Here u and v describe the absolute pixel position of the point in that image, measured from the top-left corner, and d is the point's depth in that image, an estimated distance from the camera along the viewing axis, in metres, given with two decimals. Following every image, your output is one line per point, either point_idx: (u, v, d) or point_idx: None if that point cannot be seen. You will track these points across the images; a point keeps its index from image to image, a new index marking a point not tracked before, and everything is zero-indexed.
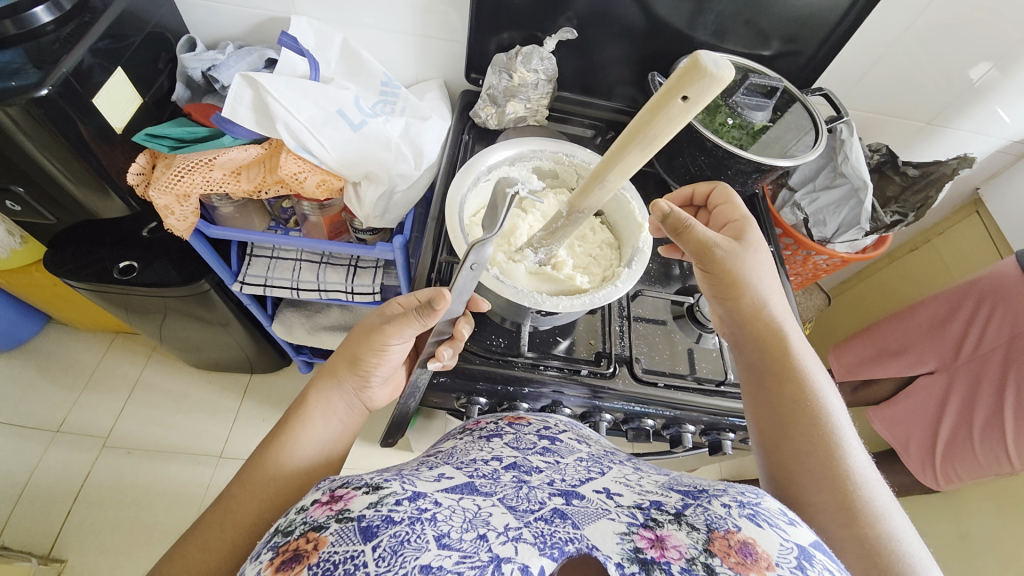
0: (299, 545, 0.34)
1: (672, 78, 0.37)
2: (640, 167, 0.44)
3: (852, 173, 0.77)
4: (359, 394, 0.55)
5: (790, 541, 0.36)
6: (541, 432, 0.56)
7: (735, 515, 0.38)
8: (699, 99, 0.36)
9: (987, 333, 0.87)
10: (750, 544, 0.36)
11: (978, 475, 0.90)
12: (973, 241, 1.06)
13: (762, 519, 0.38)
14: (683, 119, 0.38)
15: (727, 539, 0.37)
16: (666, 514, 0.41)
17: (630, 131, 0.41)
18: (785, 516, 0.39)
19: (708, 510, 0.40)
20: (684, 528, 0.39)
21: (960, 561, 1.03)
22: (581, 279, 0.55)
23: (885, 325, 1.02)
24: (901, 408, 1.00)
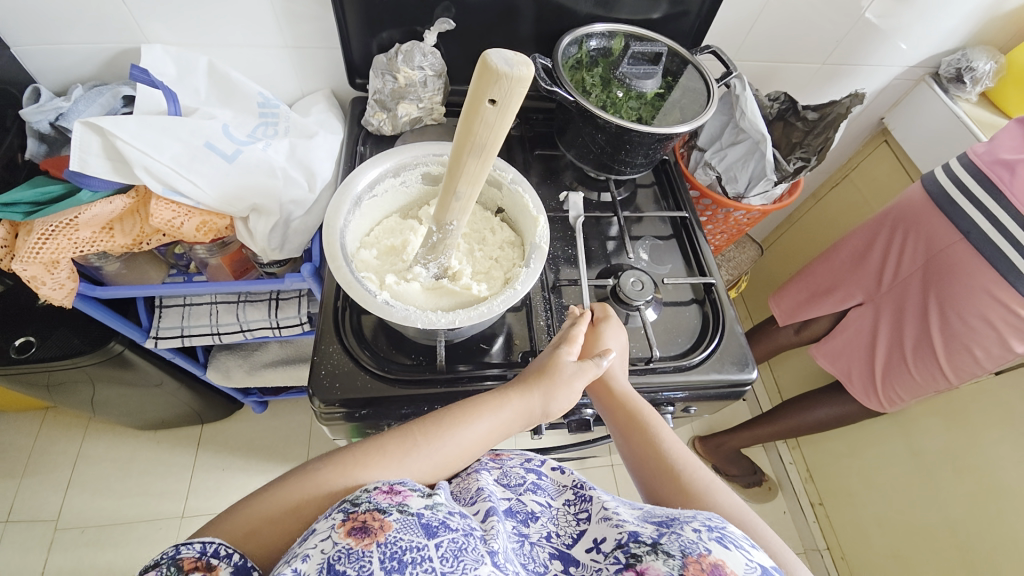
0: (367, 520, 0.39)
1: (472, 88, 0.34)
2: (487, 173, 0.42)
3: (750, 127, 0.78)
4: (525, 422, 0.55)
5: (753, 561, 0.40)
6: (525, 464, 0.57)
7: (705, 538, 0.42)
8: (509, 104, 0.34)
9: (903, 259, 0.89)
10: (720, 566, 0.39)
11: (916, 393, 0.95)
12: (885, 170, 1.09)
13: (728, 541, 0.41)
14: (502, 124, 0.36)
15: (700, 562, 0.40)
16: (644, 545, 0.43)
17: (458, 141, 0.38)
18: (748, 540, 0.43)
19: (681, 536, 0.42)
20: (662, 557, 0.41)
21: (917, 478, 1.10)
22: (478, 287, 0.53)
23: (814, 267, 1.04)
24: (839, 342, 1.04)
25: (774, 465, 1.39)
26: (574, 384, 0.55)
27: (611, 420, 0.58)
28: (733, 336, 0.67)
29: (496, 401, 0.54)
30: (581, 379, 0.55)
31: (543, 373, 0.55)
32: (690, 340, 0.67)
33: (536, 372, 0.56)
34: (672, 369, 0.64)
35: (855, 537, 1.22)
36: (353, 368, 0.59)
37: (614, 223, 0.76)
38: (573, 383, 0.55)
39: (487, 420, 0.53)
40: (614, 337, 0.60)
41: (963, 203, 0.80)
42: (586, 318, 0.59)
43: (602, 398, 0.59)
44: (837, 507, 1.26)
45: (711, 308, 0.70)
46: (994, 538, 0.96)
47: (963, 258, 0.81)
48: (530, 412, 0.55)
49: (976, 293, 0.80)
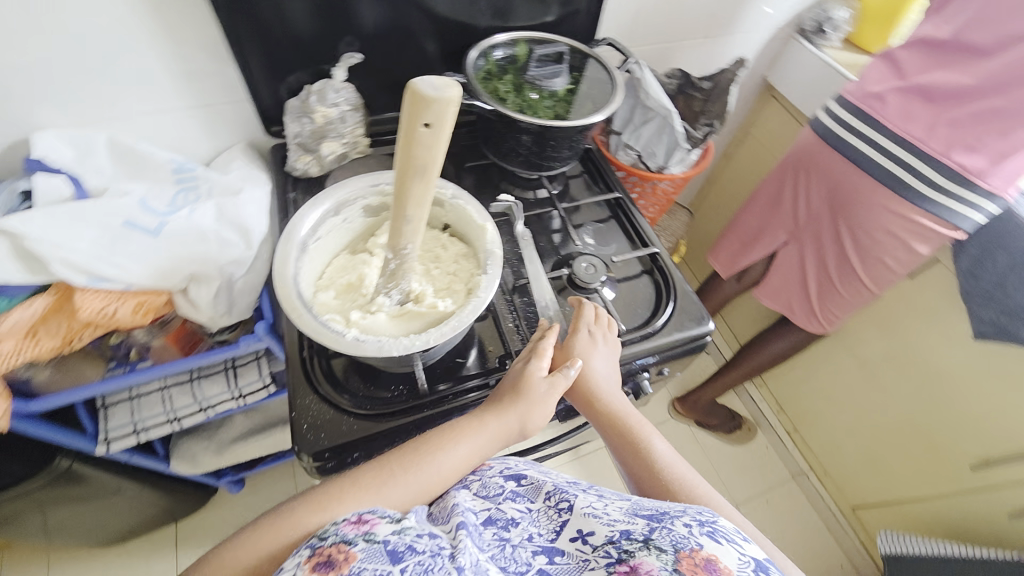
0: (332, 554, 0.39)
1: (406, 113, 0.36)
2: (433, 194, 0.43)
3: (656, 105, 0.84)
4: (502, 441, 0.56)
5: (745, 555, 0.44)
6: (505, 471, 0.57)
7: (696, 533, 0.45)
8: (444, 124, 0.36)
9: (811, 196, 0.99)
10: (713, 560, 0.43)
11: (849, 309, 1.06)
12: (778, 120, 1.20)
13: (719, 536, 0.45)
14: (439, 145, 0.37)
15: (693, 558, 0.43)
16: (636, 542, 0.46)
17: (401, 166, 0.39)
18: (737, 533, 0.47)
19: (673, 531, 0.46)
20: (654, 552, 0.44)
21: (866, 385, 1.21)
22: (444, 304, 0.53)
23: (740, 218, 1.14)
24: (776, 281, 1.13)
25: (749, 406, 1.50)
26: (548, 401, 0.57)
27: (604, 432, 0.61)
28: (685, 296, 0.72)
29: (474, 424, 0.55)
30: (553, 395, 0.57)
31: (517, 387, 0.57)
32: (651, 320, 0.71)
33: (511, 392, 0.57)
34: (639, 338, 0.68)
35: (830, 452, 1.34)
36: (336, 415, 0.58)
37: (555, 216, 0.80)
38: (545, 398, 0.57)
39: (467, 443, 0.54)
40: (584, 344, 0.61)
41: (848, 136, 0.90)
42: (554, 330, 0.61)
43: (587, 410, 0.62)
44: (805, 426, 1.39)
45: (661, 275, 0.75)
46: (934, 425, 1.10)
47: (857, 185, 0.91)
48: (508, 432, 0.55)
49: (878, 210, 0.90)
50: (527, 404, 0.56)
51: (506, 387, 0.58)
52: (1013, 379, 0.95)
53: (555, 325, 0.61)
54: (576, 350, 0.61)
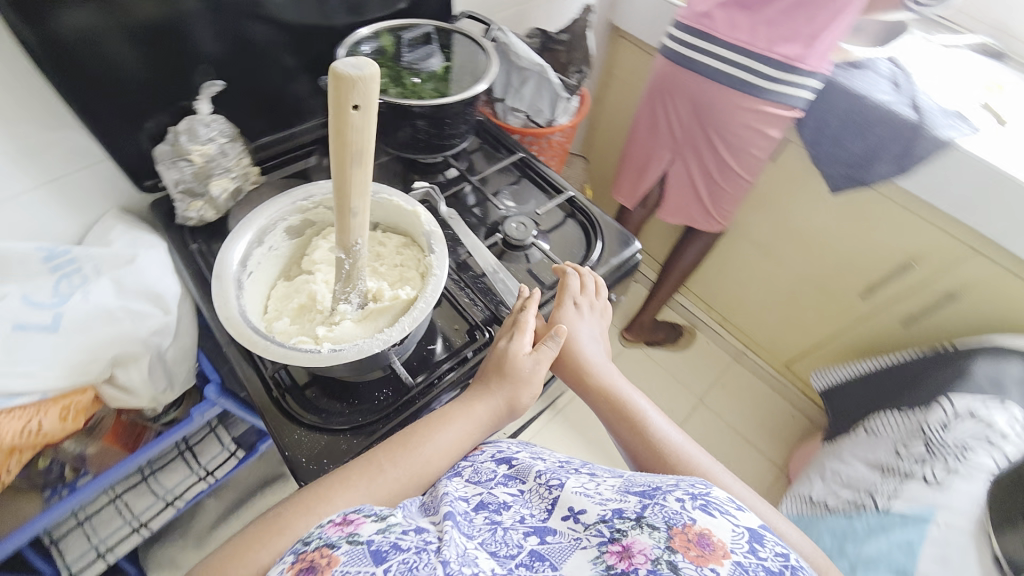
0: (314, 559, 0.39)
1: (331, 99, 0.36)
2: (372, 179, 0.44)
3: (529, 64, 0.89)
4: (494, 417, 0.59)
5: (740, 525, 0.42)
6: (495, 456, 0.58)
7: (688, 507, 0.44)
8: (370, 104, 0.37)
9: (680, 112, 1.11)
10: (706, 535, 0.41)
11: (735, 202, 1.22)
12: (631, 56, 1.32)
13: (712, 508, 0.44)
14: (371, 125, 0.38)
15: (685, 533, 0.41)
16: (628, 521, 0.44)
17: (336, 155, 0.39)
18: (733, 502, 0.45)
19: (665, 507, 0.44)
20: (646, 530, 0.42)
21: (765, 262, 1.38)
22: (405, 292, 0.54)
23: (630, 149, 1.26)
24: (672, 198, 1.26)
25: (683, 313, 1.69)
26: (533, 376, 0.60)
27: (595, 403, 0.69)
28: (608, 225, 0.80)
29: (462, 409, 0.58)
30: (540, 367, 0.61)
31: (506, 359, 0.60)
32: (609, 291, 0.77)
33: (497, 372, 0.60)
34: None
35: (755, 327, 1.53)
36: (331, 439, 0.57)
37: (471, 190, 0.82)
38: (536, 374, 0.60)
39: (455, 426, 0.57)
40: (568, 313, 0.67)
41: (695, 53, 1.03)
42: (533, 302, 0.64)
43: (578, 385, 0.69)
44: (732, 311, 1.56)
45: (581, 214, 0.81)
46: (825, 281, 1.28)
47: (714, 93, 1.04)
48: (497, 412, 0.59)
49: (735, 111, 1.03)
50: (511, 378, 0.59)
51: (493, 363, 0.61)
52: (872, 217, 1.11)
53: (535, 296, 0.64)
54: (564, 319, 0.67)
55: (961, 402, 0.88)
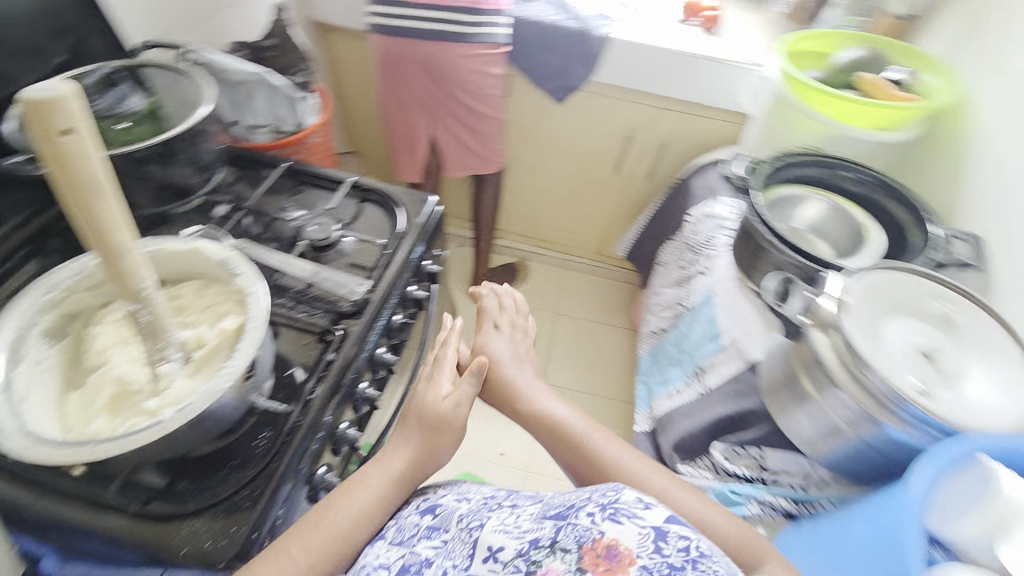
0: None
1: (31, 135, 0.33)
2: (128, 213, 0.40)
3: (246, 74, 0.89)
4: (410, 463, 0.63)
5: (645, 527, 0.46)
6: (421, 508, 0.63)
7: (597, 521, 0.47)
8: (84, 123, 0.35)
9: (413, 79, 1.21)
10: (614, 546, 0.45)
11: (499, 138, 1.37)
12: (347, 46, 1.36)
13: (619, 516, 0.47)
14: (95, 151, 0.35)
15: (594, 549, 0.45)
16: (545, 549, 0.49)
17: (68, 195, 0.36)
18: (640, 502, 0.48)
19: (576, 526, 0.48)
20: (560, 556, 0.47)
21: (543, 179, 1.62)
22: (229, 321, 0.51)
23: (392, 128, 1.34)
24: (449, 156, 1.36)
25: (510, 252, 1.89)
26: (438, 410, 0.65)
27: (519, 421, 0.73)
28: (400, 193, 0.85)
29: (376, 475, 0.62)
30: (446, 400, 0.66)
31: (422, 411, 0.66)
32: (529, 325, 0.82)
33: (415, 423, 0.65)
34: (398, 241, 0.78)
35: (564, 233, 1.80)
36: (227, 511, 0.52)
37: (252, 217, 0.79)
38: (454, 418, 0.65)
39: (363, 492, 0.60)
40: (489, 339, 0.78)
41: (398, 22, 1.13)
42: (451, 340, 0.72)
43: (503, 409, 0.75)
44: (543, 231, 1.82)
45: (372, 194, 0.85)
46: (589, 175, 1.57)
47: (431, 52, 1.15)
48: (406, 467, 0.63)
49: (455, 61, 1.16)
50: (424, 426, 0.65)
51: (410, 414, 0.67)
52: (590, 113, 1.39)
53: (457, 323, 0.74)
54: (486, 341, 0.78)
55: (697, 210, 1.21)
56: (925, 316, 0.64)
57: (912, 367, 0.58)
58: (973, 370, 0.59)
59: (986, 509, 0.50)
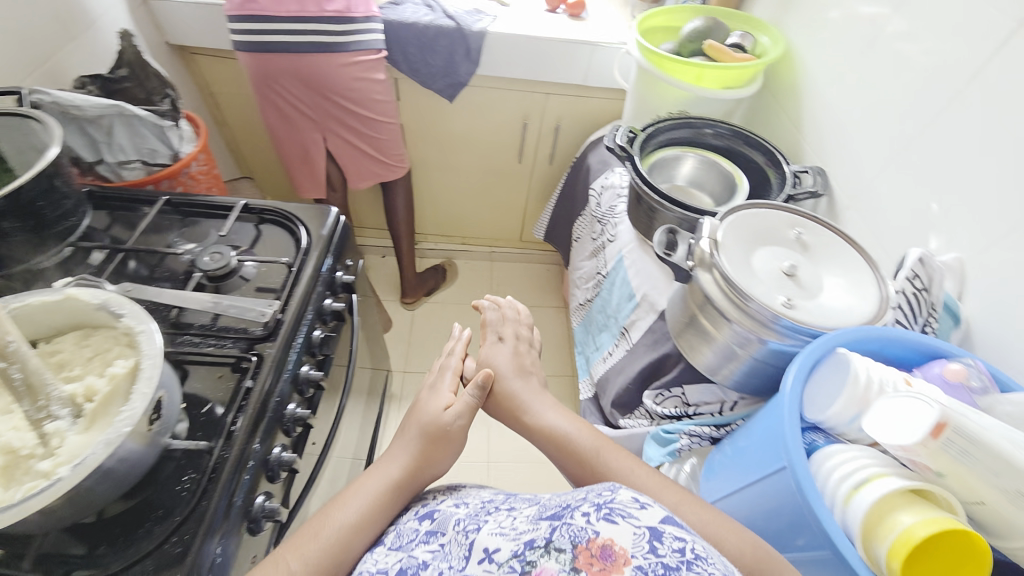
0: None
1: None
2: None
3: (99, 109, 0.82)
4: (406, 465, 0.68)
5: (641, 527, 0.42)
6: (419, 514, 0.62)
7: (592, 520, 0.43)
8: None
9: (296, 94, 1.19)
10: (609, 545, 0.41)
11: (398, 144, 1.37)
12: (216, 68, 1.30)
13: (614, 515, 0.43)
14: None
15: (589, 548, 0.41)
16: (539, 549, 0.44)
17: None
18: (636, 502, 0.45)
19: (572, 526, 0.44)
20: (553, 556, 0.42)
21: (451, 177, 1.66)
22: (122, 364, 0.48)
23: (284, 145, 1.31)
24: (349, 164, 1.37)
25: (434, 253, 1.93)
26: (429, 410, 0.74)
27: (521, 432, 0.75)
28: (299, 209, 0.83)
29: (376, 483, 0.65)
30: (437, 401, 0.75)
31: (425, 418, 0.73)
32: (531, 343, 0.89)
33: (414, 426, 0.72)
34: (304, 256, 0.77)
35: (482, 226, 1.85)
36: (157, 565, 0.49)
37: (137, 257, 0.75)
38: (452, 427, 0.71)
39: (357, 501, 0.62)
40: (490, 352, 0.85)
41: (266, 37, 1.10)
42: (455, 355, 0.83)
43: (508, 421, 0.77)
44: (461, 228, 1.86)
45: (268, 214, 0.83)
46: (495, 168, 1.62)
47: (309, 64, 1.14)
48: (401, 474, 0.67)
49: (336, 70, 1.15)
50: (419, 430, 0.71)
51: (413, 417, 0.74)
52: (483, 107, 1.44)
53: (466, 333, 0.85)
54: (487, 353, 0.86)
55: (597, 183, 1.28)
56: (788, 241, 0.72)
57: (780, 285, 0.66)
58: (831, 276, 0.67)
59: (849, 389, 0.49)
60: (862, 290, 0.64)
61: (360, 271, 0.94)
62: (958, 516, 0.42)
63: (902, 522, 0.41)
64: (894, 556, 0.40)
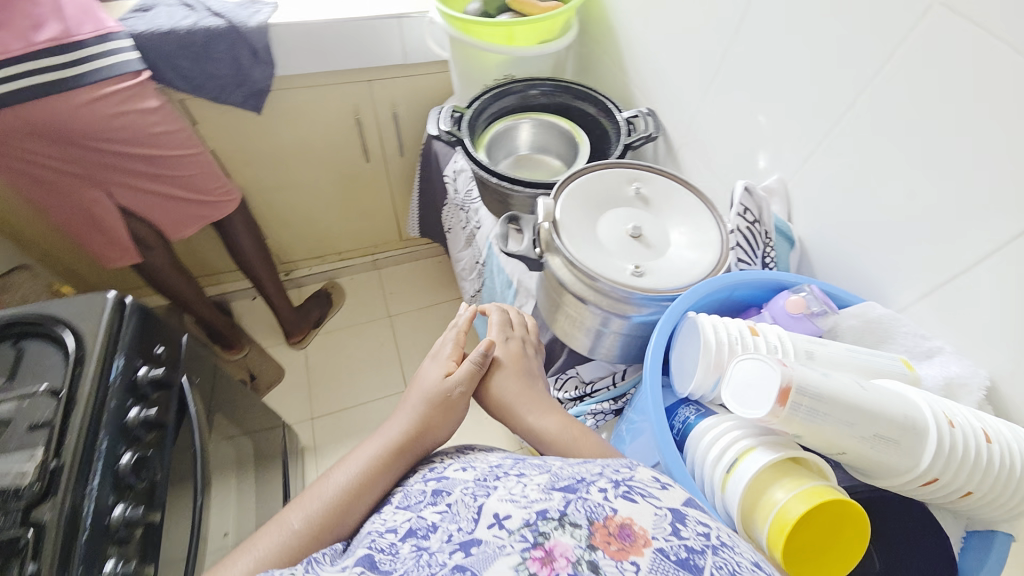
0: None
1: None
2: None
3: None
4: (407, 427, 0.59)
5: (661, 508, 0.37)
6: (427, 475, 0.51)
7: (612, 496, 0.38)
8: None
9: (47, 151, 0.96)
10: (628, 524, 0.35)
11: (214, 175, 1.14)
12: None
13: (634, 494, 0.38)
14: None
15: (606, 526, 0.36)
16: (551, 522, 0.36)
17: None
18: (657, 480, 0.40)
19: (586, 501, 0.38)
20: (569, 530, 0.36)
21: (297, 196, 1.47)
22: None
23: (60, 213, 1.07)
24: (157, 215, 1.13)
25: (312, 278, 1.74)
26: (429, 378, 0.65)
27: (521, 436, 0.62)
28: (58, 304, 0.62)
29: (380, 443, 0.57)
30: (437, 371, 0.65)
31: (424, 387, 0.63)
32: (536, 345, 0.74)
33: (416, 395, 0.63)
34: (76, 368, 0.58)
35: (352, 237, 1.69)
36: None
37: None
38: (453, 393, 0.62)
39: (356, 463, 0.55)
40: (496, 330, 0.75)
41: None
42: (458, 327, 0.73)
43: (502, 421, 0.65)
44: (332, 244, 1.68)
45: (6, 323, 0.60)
46: (345, 173, 1.45)
47: (42, 114, 0.89)
48: (403, 437, 0.58)
49: (84, 113, 0.91)
50: (421, 395, 0.62)
51: (417, 386, 0.65)
52: (303, 110, 1.25)
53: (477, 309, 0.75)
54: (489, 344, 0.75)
55: (449, 169, 1.16)
56: (628, 199, 0.68)
57: (629, 252, 0.62)
58: (675, 229, 0.64)
59: (706, 357, 0.46)
60: (704, 239, 0.62)
61: (186, 346, 0.78)
62: (830, 480, 0.39)
63: (776, 502, 0.37)
64: (774, 546, 0.37)
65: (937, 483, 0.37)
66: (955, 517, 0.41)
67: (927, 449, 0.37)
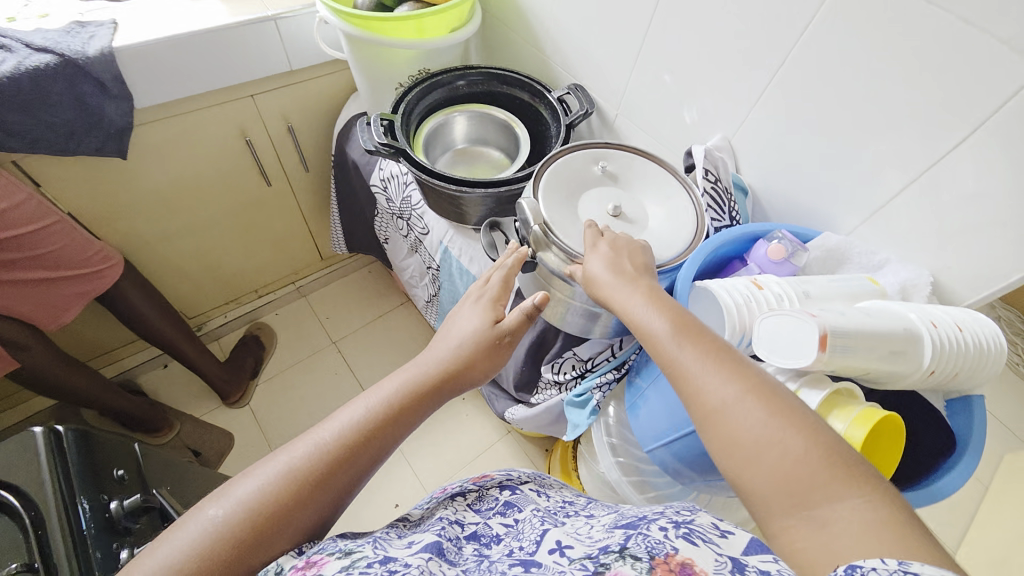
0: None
1: None
2: None
3: None
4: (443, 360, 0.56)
5: (723, 553, 0.33)
6: (505, 483, 0.54)
7: (671, 535, 0.36)
8: None
9: None
10: (690, 563, 0.33)
11: (86, 243, 0.95)
12: None
13: (695, 536, 0.35)
14: None
15: (667, 560, 0.33)
16: (610, 554, 0.36)
17: None
18: (720, 528, 0.37)
19: (649, 537, 0.36)
20: (627, 561, 0.34)
21: (192, 241, 1.27)
22: None
23: None
24: (21, 305, 0.90)
25: (230, 325, 1.54)
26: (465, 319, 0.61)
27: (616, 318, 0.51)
28: None
29: (414, 372, 0.55)
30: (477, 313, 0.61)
31: (466, 329, 0.59)
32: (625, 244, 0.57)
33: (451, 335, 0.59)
34: (37, 533, 0.46)
35: (266, 270, 1.52)
36: None
37: None
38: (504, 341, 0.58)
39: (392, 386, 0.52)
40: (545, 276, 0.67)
41: None
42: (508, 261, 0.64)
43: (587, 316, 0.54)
44: (244, 283, 1.50)
45: None
46: (244, 204, 1.28)
47: None
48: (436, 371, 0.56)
49: None
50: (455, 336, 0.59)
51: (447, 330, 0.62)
52: (182, 139, 1.05)
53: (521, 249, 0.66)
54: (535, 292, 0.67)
55: (375, 177, 1.08)
56: (597, 178, 0.69)
57: None
58: (649, 203, 0.67)
59: (729, 320, 0.51)
60: (677, 206, 0.66)
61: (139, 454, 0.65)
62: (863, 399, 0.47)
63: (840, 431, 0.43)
64: None
65: (934, 374, 0.46)
66: (937, 392, 0.51)
67: (924, 350, 0.45)
